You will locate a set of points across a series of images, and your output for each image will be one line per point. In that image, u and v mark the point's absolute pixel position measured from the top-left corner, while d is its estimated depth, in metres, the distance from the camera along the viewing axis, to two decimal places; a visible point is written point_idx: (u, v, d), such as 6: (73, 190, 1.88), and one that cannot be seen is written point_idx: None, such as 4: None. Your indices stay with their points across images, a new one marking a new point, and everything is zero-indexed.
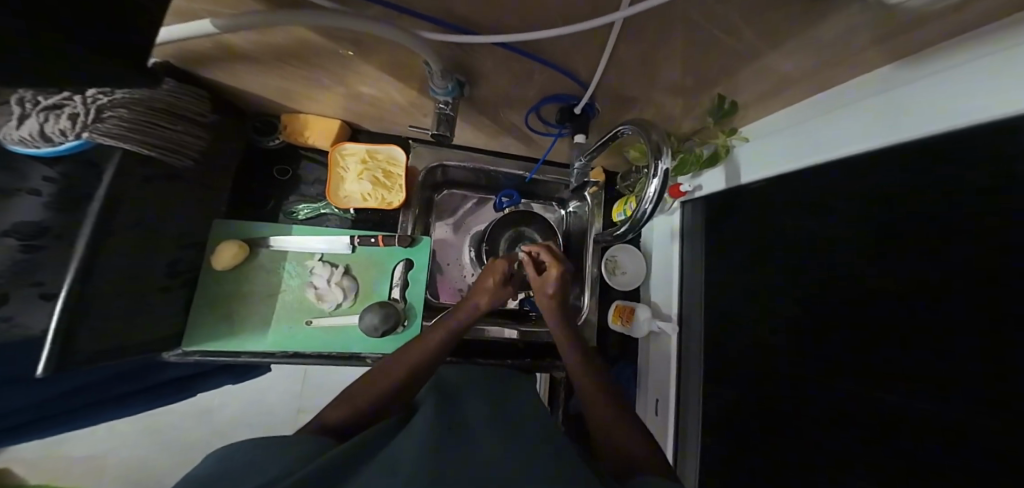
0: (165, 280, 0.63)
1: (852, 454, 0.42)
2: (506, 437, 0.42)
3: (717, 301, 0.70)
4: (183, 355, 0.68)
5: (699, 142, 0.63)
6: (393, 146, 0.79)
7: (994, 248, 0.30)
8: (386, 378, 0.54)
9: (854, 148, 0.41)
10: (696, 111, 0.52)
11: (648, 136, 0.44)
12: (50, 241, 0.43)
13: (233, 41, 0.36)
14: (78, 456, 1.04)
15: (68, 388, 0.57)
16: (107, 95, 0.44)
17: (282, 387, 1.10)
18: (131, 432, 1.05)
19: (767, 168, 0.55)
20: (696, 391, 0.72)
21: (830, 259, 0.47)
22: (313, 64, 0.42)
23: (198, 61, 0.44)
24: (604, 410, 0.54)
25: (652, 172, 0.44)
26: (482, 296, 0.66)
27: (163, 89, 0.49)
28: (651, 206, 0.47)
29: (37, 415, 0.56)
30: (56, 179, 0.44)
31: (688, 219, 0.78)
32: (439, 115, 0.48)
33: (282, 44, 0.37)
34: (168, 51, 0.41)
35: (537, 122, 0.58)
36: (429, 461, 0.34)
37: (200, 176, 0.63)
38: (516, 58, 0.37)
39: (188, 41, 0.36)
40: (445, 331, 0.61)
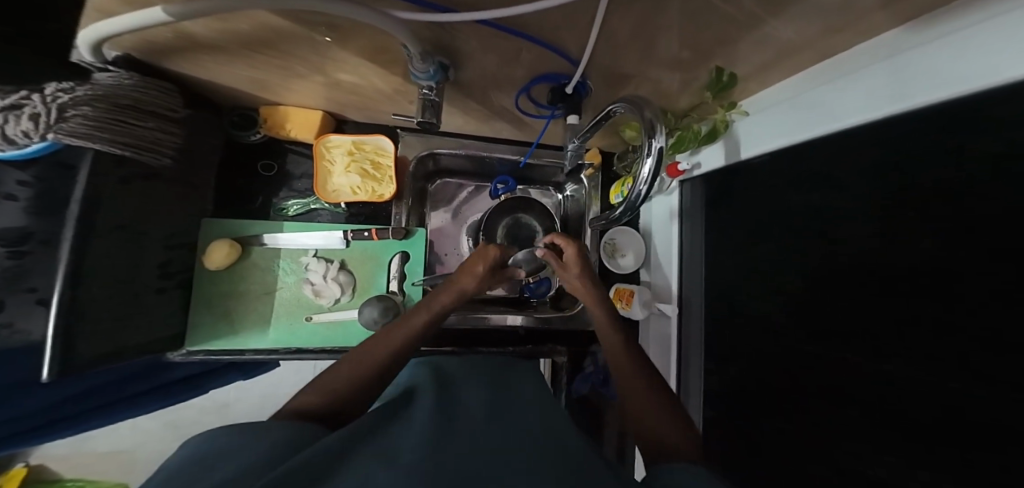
0: (158, 283, 0.62)
1: (852, 424, 0.43)
2: (508, 425, 0.42)
3: (716, 280, 0.70)
4: (188, 354, 0.69)
5: (697, 119, 0.61)
6: (381, 136, 0.76)
7: (999, 220, 0.29)
8: (377, 349, 0.55)
9: (860, 118, 0.39)
10: (693, 86, 0.50)
11: (642, 113, 0.41)
12: (35, 245, 0.43)
13: (195, 29, 0.34)
14: (107, 452, 1.06)
15: (73, 392, 0.57)
16: (68, 92, 0.38)
17: (293, 380, 1.12)
18: (154, 428, 1.07)
19: (770, 141, 0.53)
20: (696, 374, 0.74)
21: (833, 234, 0.46)
22: (285, 51, 0.39)
23: (163, 52, 0.41)
24: (638, 393, 0.51)
25: (646, 151, 0.42)
26: (467, 279, 0.66)
27: (125, 84, 0.45)
28: (646, 187, 0.45)
29: (50, 418, 0.57)
30: (30, 182, 0.42)
31: (688, 198, 0.77)
32: (424, 101, 0.46)
33: (246, 31, 0.34)
34: (128, 43, 0.38)
35: (529, 104, 0.55)
36: (430, 450, 0.34)
37: (179, 175, 0.61)
38: (499, 36, 0.35)
39: (145, 30, 0.33)
40: (428, 314, 0.62)
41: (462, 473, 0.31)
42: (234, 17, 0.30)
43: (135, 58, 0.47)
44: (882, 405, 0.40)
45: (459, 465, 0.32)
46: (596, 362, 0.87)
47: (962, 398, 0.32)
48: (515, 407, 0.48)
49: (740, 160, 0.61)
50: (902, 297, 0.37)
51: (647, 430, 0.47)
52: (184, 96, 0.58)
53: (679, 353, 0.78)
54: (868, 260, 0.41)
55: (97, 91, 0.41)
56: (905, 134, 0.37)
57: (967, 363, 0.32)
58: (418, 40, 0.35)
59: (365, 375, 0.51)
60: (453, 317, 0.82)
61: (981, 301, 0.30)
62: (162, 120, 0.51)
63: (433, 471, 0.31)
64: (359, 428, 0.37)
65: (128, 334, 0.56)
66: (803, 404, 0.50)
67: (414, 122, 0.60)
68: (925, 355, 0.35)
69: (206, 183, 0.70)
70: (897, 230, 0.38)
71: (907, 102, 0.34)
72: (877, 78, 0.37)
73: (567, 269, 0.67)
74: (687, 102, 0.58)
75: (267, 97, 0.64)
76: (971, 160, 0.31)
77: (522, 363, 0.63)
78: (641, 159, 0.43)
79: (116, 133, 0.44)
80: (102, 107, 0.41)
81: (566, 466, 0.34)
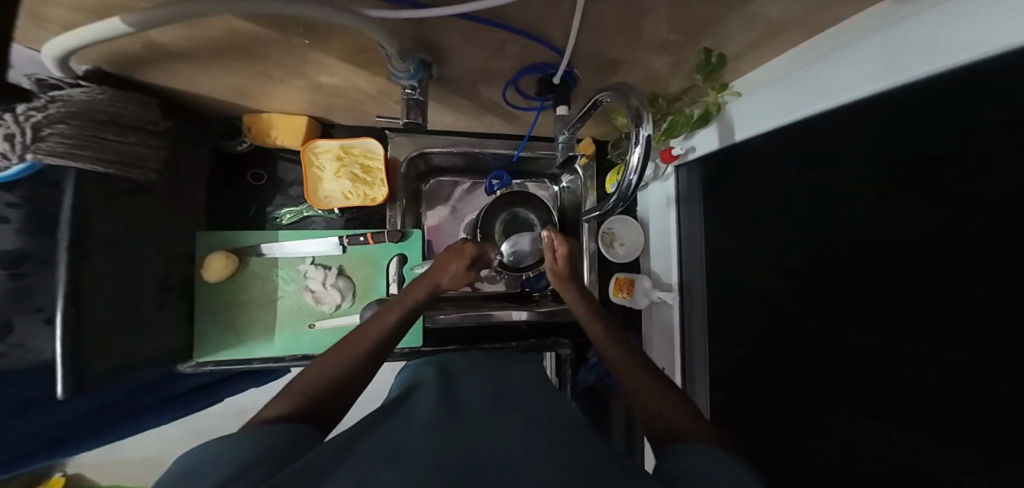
0: (159, 297, 0.62)
1: (855, 402, 0.43)
2: (511, 416, 0.43)
3: (718, 263, 0.69)
4: (198, 366, 0.70)
5: (688, 102, 0.60)
6: (368, 138, 0.76)
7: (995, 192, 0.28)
8: (362, 341, 0.52)
9: (855, 93, 0.37)
10: (684, 70, 0.48)
11: (629, 100, 0.40)
12: (33, 266, 0.43)
13: (160, 38, 0.32)
14: (136, 459, 1.08)
15: (94, 406, 0.58)
16: (39, 109, 0.37)
17: None
18: (178, 435, 1.07)
19: (764, 120, 0.52)
20: (701, 359, 0.74)
21: (835, 213, 0.45)
22: (257, 55, 0.38)
23: (131, 62, 0.40)
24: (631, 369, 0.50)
25: (634, 141, 0.41)
26: (443, 276, 0.67)
27: (98, 98, 0.43)
28: (636, 176, 0.44)
29: (68, 434, 0.58)
30: (20, 203, 0.42)
31: (685, 183, 0.76)
32: (408, 101, 0.44)
33: (215, 37, 0.33)
34: (92, 54, 0.37)
35: (517, 97, 0.54)
36: (440, 449, 0.34)
37: (166, 188, 0.60)
38: (479, 28, 0.33)
39: (111, 42, 0.32)
40: (405, 308, 0.59)
41: (463, 463, 0.32)
42: (202, 24, 0.29)
43: (105, 71, 0.45)
44: (885, 383, 0.39)
45: (461, 457, 0.33)
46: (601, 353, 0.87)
47: (966, 374, 0.31)
48: (516, 398, 0.49)
49: (735, 141, 0.59)
50: (904, 274, 0.37)
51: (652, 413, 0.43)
52: (163, 105, 0.56)
53: (681, 340, 0.78)
54: (869, 238, 0.40)
55: (72, 108, 0.40)
56: (901, 107, 0.35)
57: (972, 339, 0.31)
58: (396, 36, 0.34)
59: (353, 366, 0.48)
60: (455, 316, 0.82)
61: (984, 276, 0.30)
62: (143, 134, 0.50)
63: (439, 468, 0.30)
64: (358, 429, 0.38)
65: (135, 349, 0.56)
66: (807, 384, 0.50)
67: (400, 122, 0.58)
68: (929, 333, 0.35)
69: (195, 195, 0.69)
70: (897, 206, 0.37)
71: (905, 74, 0.32)
72: (870, 51, 0.35)
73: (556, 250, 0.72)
74: (677, 86, 0.56)
75: (249, 105, 0.62)
76: (971, 131, 0.30)
77: (512, 356, 0.63)
78: (629, 148, 0.42)
79: (96, 150, 0.43)
80: (78, 123, 0.41)
81: (572, 457, 0.34)
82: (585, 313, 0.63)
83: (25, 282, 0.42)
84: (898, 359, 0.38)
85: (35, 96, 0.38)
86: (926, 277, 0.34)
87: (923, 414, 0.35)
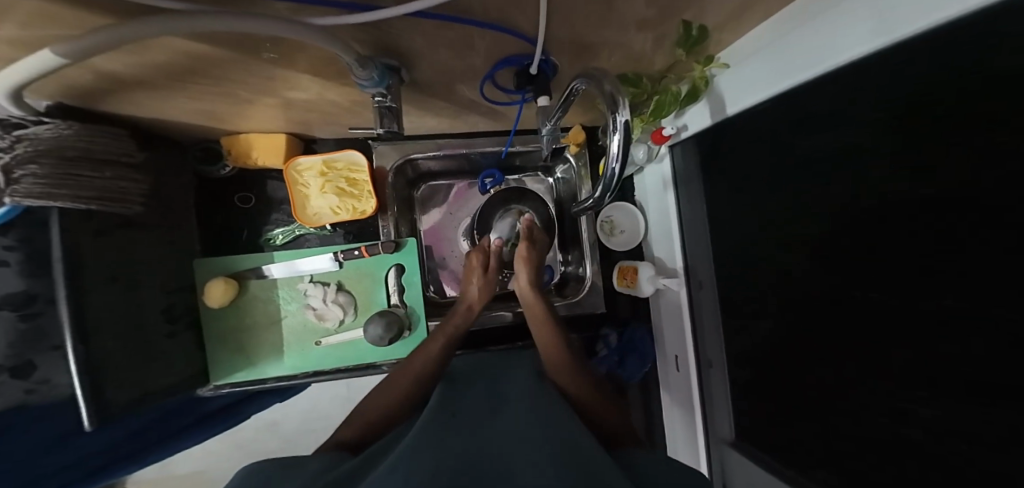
0: (167, 327, 0.62)
1: (874, 382, 0.41)
2: (505, 422, 0.48)
3: (722, 243, 0.67)
4: (217, 389, 0.72)
5: (674, 79, 0.58)
6: (350, 151, 0.74)
7: (990, 147, 0.26)
8: (402, 382, 0.62)
9: (849, 53, 0.35)
10: (666, 46, 0.46)
11: (602, 88, 0.37)
12: (45, 305, 0.44)
13: (107, 66, 0.31)
14: (184, 473, 1.10)
15: (129, 431, 0.59)
16: (8, 150, 0.37)
17: (328, 393, 1.09)
18: (218, 449, 1.09)
19: (756, 91, 0.49)
20: (715, 344, 0.71)
21: (837, 184, 0.42)
22: (216, 76, 0.37)
23: (91, 93, 0.39)
24: (584, 387, 0.61)
25: (612, 128, 0.38)
26: (475, 297, 0.75)
27: (69, 134, 0.42)
28: (618, 164, 0.42)
29: (107, 459, 0.58)
30: (16, 245, 0.42)
31: (680, 163, 0.74)
32: (380, 109, 0.42)
33: (167, 60, 0.32)
34: (49, 88, 0.35)
35: (495, 91, 0.52)
36: (445, 466, 0.37)
37: (155, 217, 0.60)
38: (440, 27, 0.32)
39: (55, 73, 0.31)
40: (444, 338, 0.68)
41: (456, 469, 0.37)
42: (145, 48, 0.28)
43: (73, 107, 0.44)
44: (905, 358, 0.37)
45: (457, 468, 0.37)
46: (609, 345, 0.89)
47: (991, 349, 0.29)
48: (511, 401, 0.54)
49: (728, 116, 0.57)
50: (913, 242, 0.34)
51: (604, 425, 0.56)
52: (138, 138, 0.56)
53: (692, 325, 0.76)
54: (873, 205, 0.38)
55: (41, 146, 0.39)
56: (894, 68, 0.33)
57: (981, 307, 0.28)
58: (349, 40, 0.32)
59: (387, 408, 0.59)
60: None
61: (986, 240, 0.27)
62: (119, 168, 0.49)
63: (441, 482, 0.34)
64: (368, 457, 0.46)
65: (152, 379, 0.57)
66: (824, 365, 0.48)
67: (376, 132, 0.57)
68: (939, 304, 0.32)
69: (185, 224, 0.70)
70: (899, 172, 0.34)
71: (898, 29, 0.30)
72: (861, 6, 0.33)
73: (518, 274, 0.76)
74: (661, 63, 0.54)
75: (223, 127, 0.61)
76: (966, 82, 0.27)
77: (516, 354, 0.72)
78: (607, 136, 0.40)
79: (74, 188, 0.42)
80: (49, 162, 0.40)
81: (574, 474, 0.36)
82: (544, 328, 0.70)
83: (36, 322, 0.43)
84: (912, 333, 0.35)
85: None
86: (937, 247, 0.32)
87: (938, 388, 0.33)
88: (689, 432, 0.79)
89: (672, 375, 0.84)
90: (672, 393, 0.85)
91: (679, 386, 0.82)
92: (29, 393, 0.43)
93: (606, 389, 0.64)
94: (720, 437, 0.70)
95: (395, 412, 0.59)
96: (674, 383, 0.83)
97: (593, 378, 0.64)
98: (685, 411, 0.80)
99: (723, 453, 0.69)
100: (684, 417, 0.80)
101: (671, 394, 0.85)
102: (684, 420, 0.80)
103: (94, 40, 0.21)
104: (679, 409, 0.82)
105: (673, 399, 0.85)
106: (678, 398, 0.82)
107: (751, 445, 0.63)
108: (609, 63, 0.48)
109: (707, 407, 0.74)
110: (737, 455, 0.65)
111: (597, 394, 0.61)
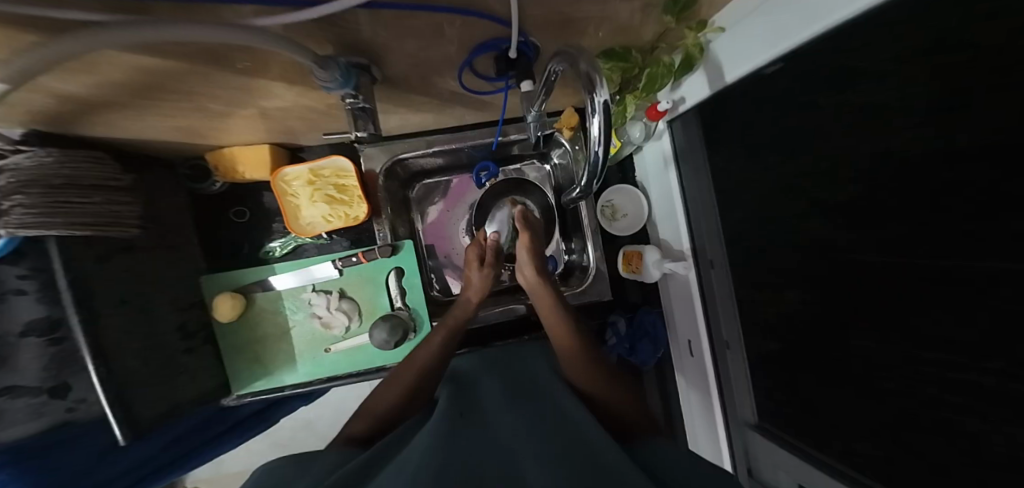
0: (184, 343, 0.64)
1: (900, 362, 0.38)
2: (514, 420, 0.47)
3: (729, 220, 0.64)
4: (240, 398, 0.73)
5: (667, 48, 0.54)
6: (336, 156, 0.72)
7: (1007, 84, 0.23)
8: (405, 375, 0.62)
9: (845, 12, 0.32)
10: (653, 15, 0.43)
11: (578, 66, 0.33)
12: (68, 330, 0.45)
13: (63, 88, 0.31)
14: (234, 471, 1.14)
15: (173, 438, 0.62)
16: None
17: (354, 392, 1.11)
18: (261, 447, 1.13)
19: (755, 55, 0.45)
20: (732, 325, 0.67)
21: (854, 147, 0.38)
22: (184, 90, 0.36)
23: (62, 117, 0.39)
24: (604, 389, 0.57)
25: (591, 110, 0.35)
26: (472, 291, 0.75)
27: (51, 163, 0.42)
28: (601, 147, 0.39)
29: (151, 468, 0.60)
30: (31, 274, 0.42)
31: (680, 138, 0.71)
32: (353, 111, 0.40)
33: (127, 78, 0.31)
34: (16, 116, 0.36)
35: (474, 79, 0.50)
36: (448, 460, 0.37)
37: (155, 237, 0.61)
38: (403, 16, 0.30)
39: (11, 101, 0.31)
40: (446, 330, 0.69)
41: (462, 465, 0.36)
42: (99, 65, 0.27)
43: (49, 133, 0.44)
44: (925, 338, 0.34)
45: (469, 464, 0.37)
46: (618, 333, 0.87)
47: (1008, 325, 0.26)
48: (522, 399, 0.53)
49: (726, 84, 0.54)
50: (937, 205, 0.31)
51: (616, 416, 0.55)
52: (122, 162, 0.56)
53: (704, 306, 0.73)
54: (892, 159, 0.34)
55: (23, 177, 0.39)
56: (911, 17, 0.29)
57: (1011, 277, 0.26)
58: (309, 39, 0.31)
59: (400, 402, 0.59)
60: (485, 314, 0.81)
61: (1011, 199, 0.24)
62: (110, 192, 0.49)
63: (438, 473, 0.34)
64: (383, 449, 0.46)
65: (177, 393, 0.59)
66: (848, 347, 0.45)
67: (353, 136, 0.58)
68: (969, 274, 0.29)
69: (186, 242, 0.71)
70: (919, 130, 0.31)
71: None
72: None
73: (523, 267, 0.76)
74: (652, 33, 0.49)
75: (204, 142, 0.61)
76: (996, 15, 0.24)
77: (527, 349, 0.71)
78: (587, 119, 0.37)
79: (68, 215, 0.43)
80: (35, 192, 0.40)
81: (585, 470, 0.35)
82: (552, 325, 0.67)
83: (64, 345, 0.44)
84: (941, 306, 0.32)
85: None
86: (962, 217, 0.29)
87: (965, 353, 0.30)
88: (707, 415, 0.77)
89: (686, 360, 0.82)
90: (687, 377, 0.83)
91: (694, 371, 0.80)
92: (72, 411, 0.45)
93: (616, 372, 0.62)
94: (742, 419, 0.68)
95: (401, 407, 0.59)
96: (689, 367, 0.81)
97: (598, 361, 0.62)
98: (701, 395, 0.78)
99: (746, 436, 0.66)
100: (701, 401, 0.79)
101: (686, 379, 0.83)
102: (702, 405, 0.79)
103: (35, 57, 0.20)
104: (696, 393, 0.80)
105: (688, 384, 0.83)
106: (694, 382, 0.80)
107: (774, 428, 0.60)
108: (594, 37, 0.45)
109: (725, 390, 0.71)
110: (762, 439, 0.61)
111: (601, 377, 0.59)
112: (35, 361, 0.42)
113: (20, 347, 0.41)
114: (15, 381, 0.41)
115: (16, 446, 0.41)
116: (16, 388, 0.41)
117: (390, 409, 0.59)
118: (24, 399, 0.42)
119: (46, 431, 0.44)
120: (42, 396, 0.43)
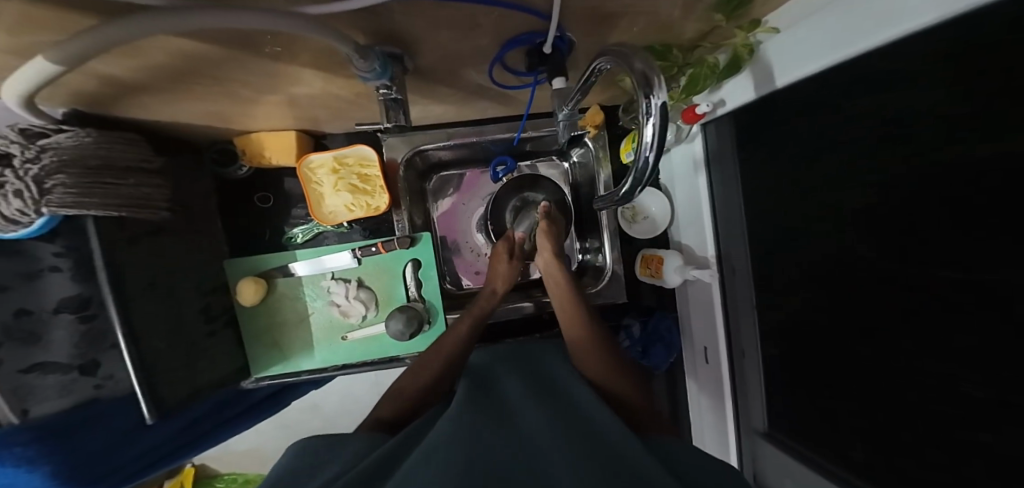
0: (208, 326, 0.66)
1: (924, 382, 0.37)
2: (529, 414, 0.47)
3: (755, 227, 0.62)
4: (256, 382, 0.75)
5: (711, 48, 0.53)
6: (360, 145, 0.73)
7: (1016, 99, 0.23)
8: (431, 362, 0.63)
9: (899, 30, 0.30)
10: (696, 12, 0.41)
11: (632, 64, 0.32)
12: (99, 307, 0.46)
13: (107, 71, 0.31)
14: (243, 449, 1.18)
15: (192, 419, 0.64)
16: (36, 163, 0.38)
17: (362, 378, 1.13)
18: (269, 428, 1.16)
19: (805, 64, 0.43)
20: (750, 335, 0.66)
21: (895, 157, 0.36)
22: (215, 76, 0.36)
23: (99, 99, 0.40)
24: (622, 387, 0.56)
25: (644, 113, 0.33)
26: (498, 281, 0.76)
27: (90, 143, 0.43)
28: (653, 152, 0.35)
29: (173, 445, 0.63)
30: (66, 251, 0.44)
31: (714, 142, 0.69)
32: (386, 102, 0.40)
33: (163, 63, 0.31)
34: (56, 95, 0.36)
35: (504, 73, 0.49)
36: (467, 449, 0.36)
37: (182, 220, 0.63)
38: (439, 7, 0.29)
39: (60, 81, 0.32)
40: (472, 319, 0.70)
41: (484, 453, 0.37)
42: (142, 50, 0.27)
43: (88, 113, 0.45)
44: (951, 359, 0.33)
45: (493, 452, 0.37)
46: (632, 336, 0.85)
47: None
48: (538, 392, 0.53)
49: (775, 88, 0.50)
50: None
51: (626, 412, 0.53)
52: (152, 143, 0.57)
53: (724, 313, 0.72)
54: None
55: (64, 156, 0.40)
56: None
57: None
58: (345, 29, 0.31)
59: (419, 390, 0.60)
60: (502, 311, 0.82)
61: None
62: (142, 174, 0.51)
63: (463, 459, 0.34)
64: (402, 443, 0.45)
65: (199, 376, 0.60)
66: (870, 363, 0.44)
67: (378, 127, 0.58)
68: None
69: (211, 227, 0.72)
70: None
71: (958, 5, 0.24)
72: None
73: (541, 251, 0.76)
74: (695, 31, 0.48)
75: (232, 128, 0.61)
76: None
77: (545, 344, 0.70)
78: (641, 121, 0.34)
79: (103, 196, 0.44)
80: (76, 172, 0.41)
81: (597, 461, 0.35)
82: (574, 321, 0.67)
83: (95, 323, 0.46)
84: None
85: (27, 148, 0.38)
86: None
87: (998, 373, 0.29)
88: (718, 422, 0.76)
89: (700, 367, 0.81)
90: (699, 382, 0.82)
91: (708, 377, 0.79)
92: (98, 388, 0.47)
93: (634, 371, 0.61)
94: (752, 427, 0.67)
95: (417, 396, 0.59)
96: (702, 373, 0.80)
97: (616, 358, 0.61)
98: (713, 401, 0.77)
99: (756, 444, 0.65)
100: (713, 407, 0.78)
101: (698, 384, 0.83)
102: (713, 411, 0.78)
103: (85, 43, 0.20)
104: (707, 398, 0.80)
105: (700, 388, 0.82)
106: (706, 388, 0.80)
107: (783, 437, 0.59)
108: (632, 33, 0.44)
109: (739, 398, 0.70)
110: (772, 447, 0.60)
111: (620, 375, 0.58)
112: (66, 339, 0.44)
113: (51, 323, 0.43)
114: (46, 356, 0.42)
115: (48, 421, 0.42)
116: (48, 364, 0.42)
117: (410, 395, 0.59)
118: (56, 376, 0.43)
119: (75, 407, 0.45)
120: (72, 373, 0.45)
